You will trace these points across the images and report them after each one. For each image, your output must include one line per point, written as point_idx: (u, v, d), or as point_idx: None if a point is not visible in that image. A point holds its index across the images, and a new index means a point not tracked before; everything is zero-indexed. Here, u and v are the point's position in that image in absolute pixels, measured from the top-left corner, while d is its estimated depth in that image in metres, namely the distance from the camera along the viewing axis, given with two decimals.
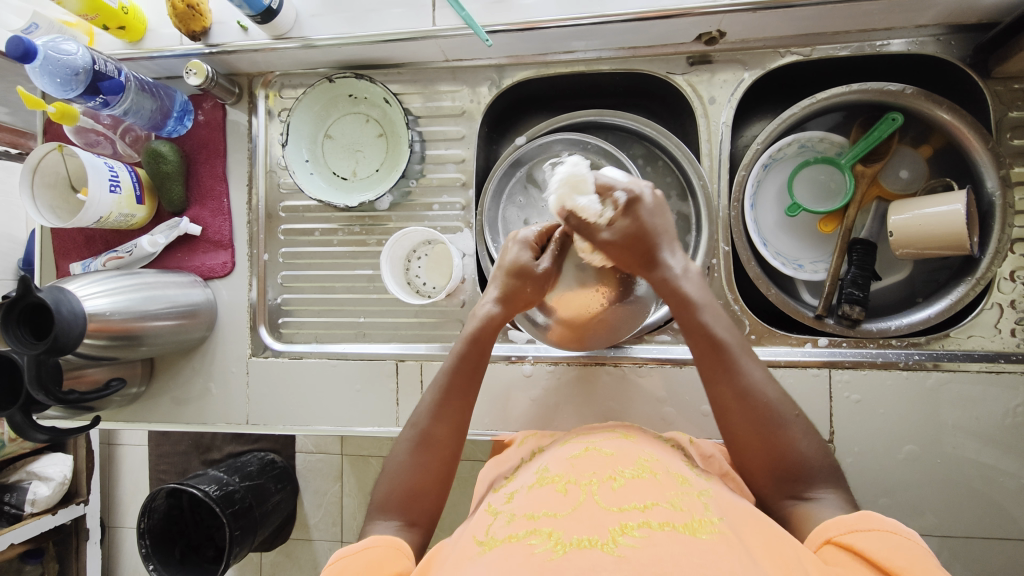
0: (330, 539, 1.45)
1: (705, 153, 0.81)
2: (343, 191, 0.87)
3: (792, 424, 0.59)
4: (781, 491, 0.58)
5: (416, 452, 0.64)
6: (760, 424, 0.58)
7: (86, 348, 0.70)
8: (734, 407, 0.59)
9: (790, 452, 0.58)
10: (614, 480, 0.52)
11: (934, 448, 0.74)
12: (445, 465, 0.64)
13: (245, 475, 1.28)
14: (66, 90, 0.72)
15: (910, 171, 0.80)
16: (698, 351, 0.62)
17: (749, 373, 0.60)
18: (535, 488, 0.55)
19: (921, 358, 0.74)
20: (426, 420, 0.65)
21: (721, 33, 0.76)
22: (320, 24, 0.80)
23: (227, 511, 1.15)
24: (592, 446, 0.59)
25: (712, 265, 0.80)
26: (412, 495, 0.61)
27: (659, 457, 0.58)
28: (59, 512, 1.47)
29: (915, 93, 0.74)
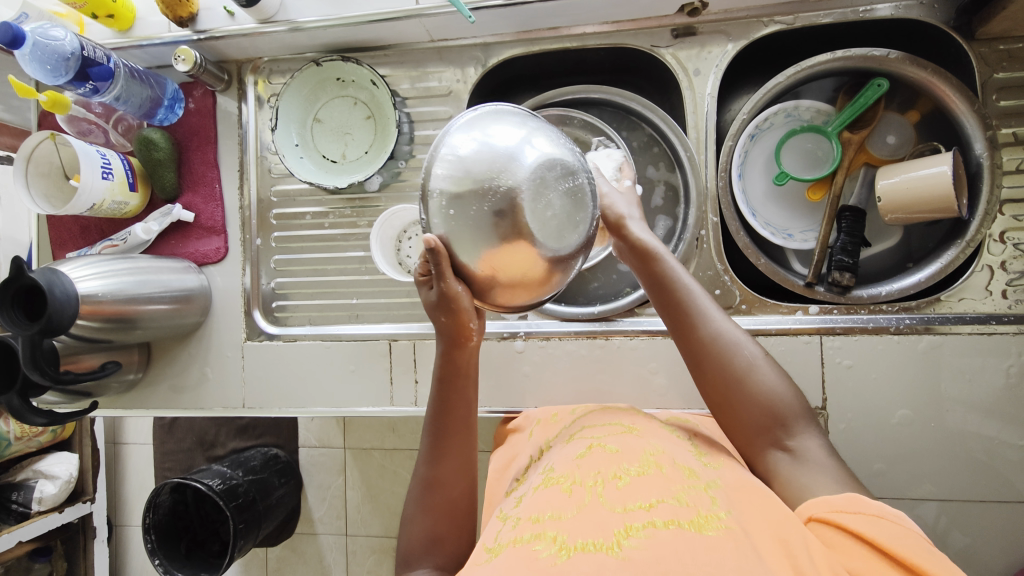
0: (335, 532, 1.46)
1: (691, 125, 0.81)
2: (333, 174, 0.88)
3: (756, 367, 0.59)
4: (764, 441, 0.57)
5: (424, 498, 0.63)
6: (723, 369, 0.59)
7: (81, 330, 0.71)
8: (706, 354, 0.60)
9: (758, 398, 0.58)
10: (619, 477, 0.53)
11: (927, 411, 0.74)
12: (457, 499, 0.63)
13: (249, 470, 1.28)
14: (56, 76, 0.73)
15: (896, 137, 0.80)
16: (664, 304, 0.63)
17: (711, 322, 0.61)
18: (541, 490, 0.55)
19: (913, 322, 0.74)
20: (425, 466, 0.64)
21: (703, 3, 0.76)
22: (305, 7, 0.81)
23: (231, 504, 1.15)
24: (597, 443, 0.59)
25: (701, 237, 0.81)
26: (434, 538, 0.61)
27: (664, 449, 0.57)
28: (65, 510, 1.48)
29: (899, 58, 0.74)
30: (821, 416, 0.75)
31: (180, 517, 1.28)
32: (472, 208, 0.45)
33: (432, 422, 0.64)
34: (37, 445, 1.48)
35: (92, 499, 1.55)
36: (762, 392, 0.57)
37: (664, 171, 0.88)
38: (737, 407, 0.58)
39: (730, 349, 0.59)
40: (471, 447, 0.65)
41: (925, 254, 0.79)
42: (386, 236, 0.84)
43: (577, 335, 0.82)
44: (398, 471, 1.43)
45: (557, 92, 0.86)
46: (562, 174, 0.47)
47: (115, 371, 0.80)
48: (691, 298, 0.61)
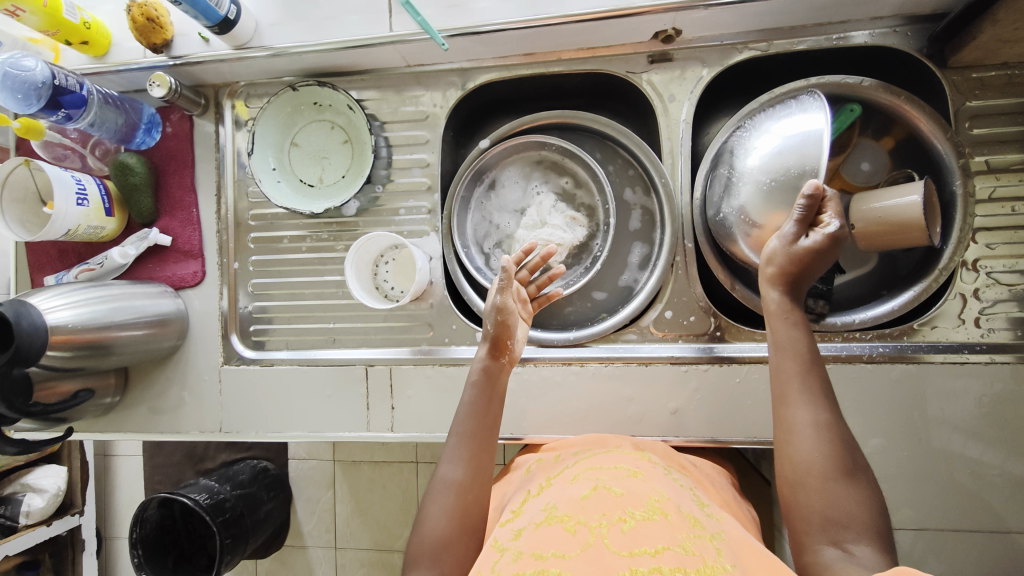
0: (325, 545, 1.46)
1: (666, 150, 0.81)
2: (310, 198, 0.88)
3: (843, 470, 0.55)
4: (815, 536, 0.54)
5: (438, 498, 0.63)
6: (810, 457, 0.56)
7: (52, 361, 0.71)
8: (795, 438, 0.58)
9: (831, 497, 0.54)
10: (624, 522, 0.53)
11: (902, 441, 0.73)
12: (470, 504, 0.63)
13: (237, 483, 1.28)
14: (27, 105, 0.72)
15: (871, 163, 0.80)
16: (775, 374, 0.62)
17: (813, 408, 0.58)
18: (542, 527, 0.55)
19: (885, 351, 0.74)
20: (446, 465, 0.65)
21: (676, 31, 0.76)
22: (280, 33, 0.81)
23: (218, 519, 1.15)
24: (601, 484, 0.60)
25: (675, 262, 0.80)
26: (444, 544, 0.59)
27: (669, 495, 0.58)
28: (53, 523, 1.49)
29: (874, 86, 0.74)
30: None
31: (169, 531, 1.28)
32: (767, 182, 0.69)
33: (463, 418, 0.68)
34: (25, 458, 1.48)
35: (81, 512, 1.55)
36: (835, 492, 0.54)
37: (641, 195, 0.87)
38: (809, 498, 0.55)
39: (823, 441, 0.56)
40: (487, 455, 0.67)
41: (899, 282, 0.79)
42: (362, 260, 0.84)
43: (552, 361, 0.81)
44: (387, 484, 1.43)
45: (534, 116, 0.85)
46: (800, 165, 0.66)
47: (87, 400, 0.79)
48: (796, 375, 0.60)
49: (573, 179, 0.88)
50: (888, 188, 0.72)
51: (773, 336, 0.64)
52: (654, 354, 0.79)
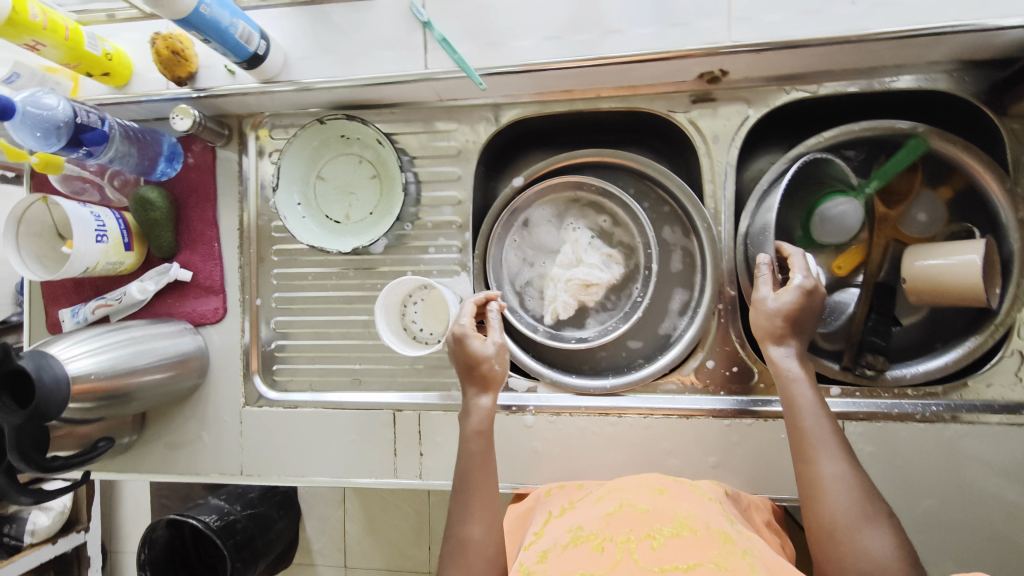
0: (334, 565, 1.39)
1: (709, 194, 0.78)
2: (336, 235, 0.85)
3: (869, 523, 0.53)
4: None
5: (458, 560, 0.59)
6: (835, 512, 0.55)
7: (71, 412, 0.68)
8: (817, 497, 0.56)
9: (861, 553, 0.52)
10: (653, 539, 0.52)
11: (954, 504, 0.71)
12: (495, 556, 0.60)
13: (247, 503, 1.25)
14: (49, 143, 0.68)
15: (928, 215, 0.77)
16: (792, 428, 0.61)
17: (833, 460, 0.57)
18: (569, 548, 0.55)
19: (938, 410, 0.72)
20: (459, 524, 0.62)
21: (723, 72, 0.73)
22: (310, 66, 0.77)
23: (228, 543, 1.12)
24: (627, 502, 0.60)
25: (718, 311, 0.78)
26: None
27: (696, 513, 0.57)
28: (58, 542, 1.43)
29: (926, 131, 0.71)
30: None
31: (177, 552, 1.20)
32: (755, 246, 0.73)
33: (467, 460, 0.65)
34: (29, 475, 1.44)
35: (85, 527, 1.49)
36: (863, 546, 0.52)
37: (680, 235, 0.84)
38: (837, 553, 0.54)
39: (848, 496, 0.55)
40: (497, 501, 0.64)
41: (953, 335, 0.76)
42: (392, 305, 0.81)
43: (588, 411, 0.79)
44: (399, 504, 1.36)
45: (570, 155, 0.82)
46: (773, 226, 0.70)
47: (107, 449, 0.74)
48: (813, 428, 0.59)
49: (610, 219, 0.85)
50: (944, 245, 0.69)
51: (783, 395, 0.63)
52: (695, 406, 0.76)
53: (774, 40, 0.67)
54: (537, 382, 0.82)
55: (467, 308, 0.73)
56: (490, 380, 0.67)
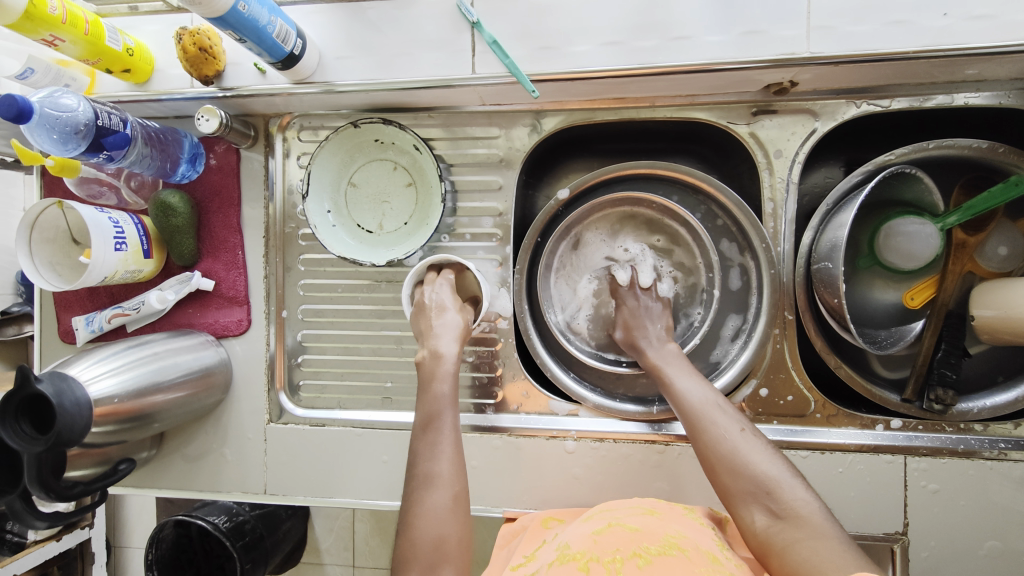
0: (343, 565, 1.29)
1: (769, 212, 0.74)
2: (368, 246, 0.80)
3: (740, 443, 0.59)
4: (751, 509, 0.55)
5: (425, 494, 0.58)
6: (711, 448, 0.59)
7: (93, 437, 0.64)
8: (700, 437, 0.61)
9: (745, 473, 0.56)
10: (640, 557, 0.51)
11: (1018, 545, 0.68)
12: (460, 493, 0.60)
13: (257, 503, 1.16)
14: (66, 146, 0.63)
15: (1009, 248, 0.71)
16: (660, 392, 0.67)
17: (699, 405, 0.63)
18: (555, 566, 0.54)
19: (1005, 447, 0.68)
20: (423, 462, 0.61)
21: (792, 83, 0.69)
22: (346, 67, 0.72)
23: (237, 544, 1.03)
24: (617, 521, 0.60)
25: (775, 337, 0.73)
26: (436, 542, 0.55)
27: (686, 534, 0.57)
28: (63, 538, 1.30)
29: (1006, 152, 0.66)
30: (901, 541, 0.69)
31: (185, 551, 1.12)
32: (823, 263, 0.69)
33: (433, 401, 0.64)
34: None
35: (90, 523, 1.37)
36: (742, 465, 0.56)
37: (737, 251, 0.79)
38: (724, 480, 0.58)
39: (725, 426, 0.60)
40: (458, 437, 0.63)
41: (1019, 369, 0.72)
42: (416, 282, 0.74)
43: (633, 438, 0.76)
44: None
45: (620, 167, 0.77)
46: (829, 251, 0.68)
47: (129, 472, 0.69)
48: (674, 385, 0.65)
49: (665, 237, 0.82)
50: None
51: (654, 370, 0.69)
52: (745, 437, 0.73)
53: (854, 53, 0.62)
54: (578, 405, 0.79)
55: (442, 286, 0.71)
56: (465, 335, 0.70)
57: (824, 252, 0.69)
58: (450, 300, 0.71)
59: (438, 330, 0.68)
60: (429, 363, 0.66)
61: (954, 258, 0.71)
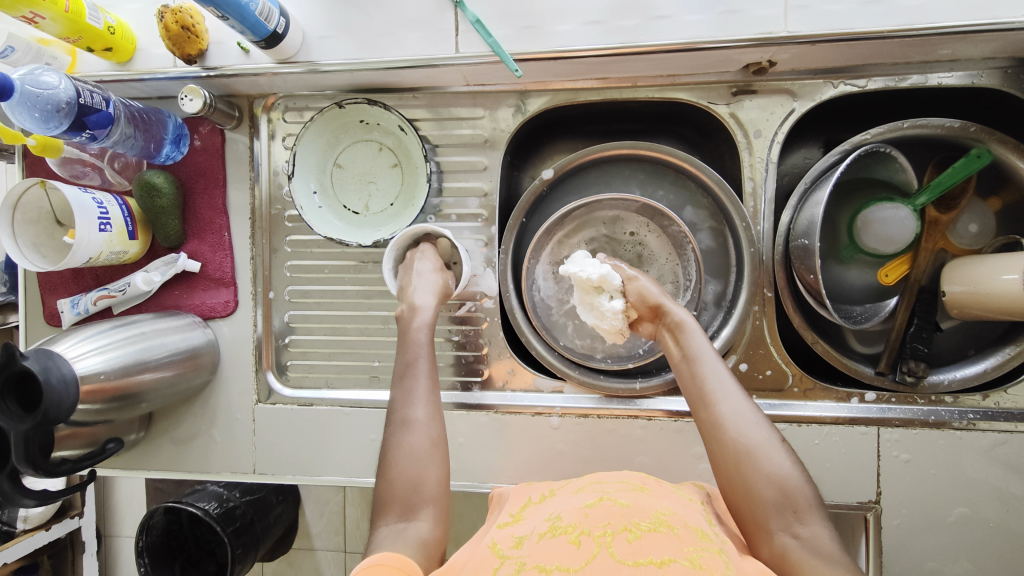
0: (334, 550, 1.30)
1: (749, 191, 0.75)
2: (355, 226, 0.81)
3: (766, 449, 0.57)
4: (770, 522, 0.55)
5: (402, 438, 0.61)
6: (735, 449, 0.58)
7: (80, 415, 0.64)
8: (724, 436, 0.59)
9: (771, 480, 0.56)
10: (629, 532, 0.52)
11: (985, 512, 0.70)
12: (438, 437, 0.63)
13: (246, 490, 1.16)
14: (49, 126, 0.63)
15: (978, 225, 0.74)
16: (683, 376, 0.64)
17: (731, 401, 0.60)
18: (546, 538, 0.54)
19: (974, 418, 0.71)
20: (402, 407, 0.63)
21: (771, 63, 0.70)
22: (329, 46, 0.72)
23: (228, 529, 1.03)
24: (608, 496, 0.60)
25: (754, 313, 0.75)
26: (411, 487, 0.59)
27: (675, 511, 0.58)
28: (53, 527, 1.29)
29: (978, 131, 0.67)
30: (874, 509, 0.72)
31: (175, 538, 1.12)
32: (801, 239, 0.70)
33: (411, 348, 0.66)
34: None
35: (81, 512, 1.36)
36: (772, 472, 0.56)
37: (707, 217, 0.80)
38: (743, 487, 0.57)
39: (753, 427, 0.59)
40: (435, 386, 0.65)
41: (989, 342, 0.74)
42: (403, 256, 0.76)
43: (616, 414, 0.77)
44: None
45: (603, 147, 0.77)
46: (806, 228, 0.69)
47: (117, 451, 0.70)
48: (712, 374, 0.61)
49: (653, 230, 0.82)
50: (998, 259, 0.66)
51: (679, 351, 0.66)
52: None
53: (830, 32, 0.64)
54: (563, 382, 0.80)
55: (427, 251, 0.74)
56: (443, 294, 0.71)
57: (801, 224, 0.71)
58: (430, 262, 0.73)
59: (415, 287, 0.70)
60: (408, 313, 0.68)
61: (928, 235, 0.73)
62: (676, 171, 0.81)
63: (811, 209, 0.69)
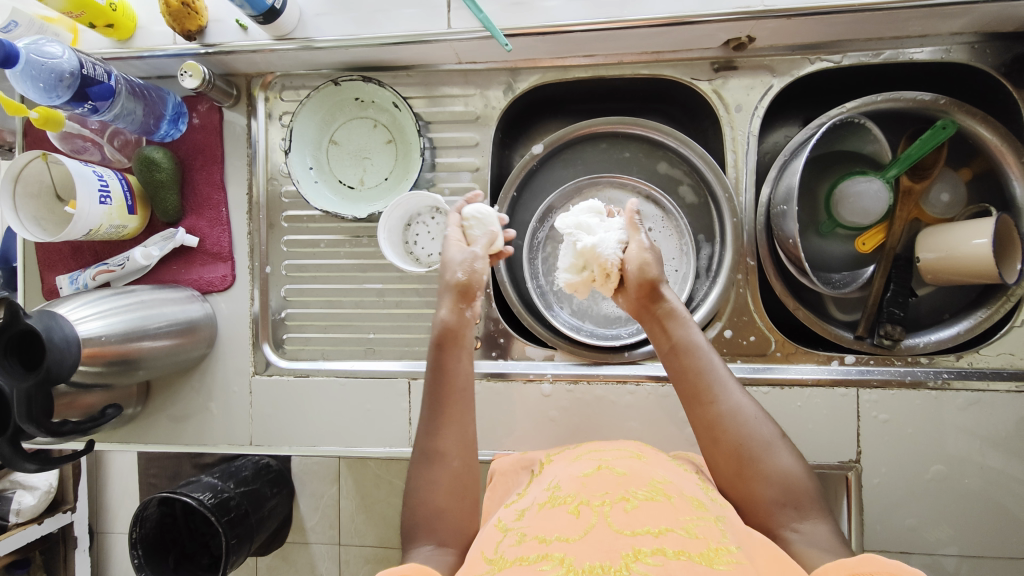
0: (329, 543, 1.28)
1: (731, 163, 0.78)
2: (350, 201, 0.83)
3: (767, 445, 0.58)
4: (773, 519, 0.55)
5: (426, 471, 0.61)
6: (735, 447, 0.58)
7: (81, 376, 0.65)
8: (722, 433, 0.59)
9: (774, 474, 0.57)
10: (627, 501, 0.52)
11: (960, 468, 0.73)
12: (464, 470, 0.61)
13: (240, 481, 1.11)
14: (51, 96, 0.66)
15: (951, 195, 0.77)
16: (677, 372, 0.63)
17: (729, 396, 0.60)
18: (545, 508, 0.54)
19: (948, 377, 0.73)
20: (425, 438, 0.62)
21: (750, 39, 0.73)
22: (325, 23, 0.75)
23: (222, 520, 1.00)
24: (605, 465, 0.60)
25: (738, 281, 0.77)
26: (434, 515, 0.59)
27: (671, 479, 0.58)
28: (45, 521, 1.27)
29: (947, 103, 0.71)
30: (855, 469, 0.74)
31: (168, 530, 1.10)
32: (782, 205, 0.73)
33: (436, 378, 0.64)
34: None
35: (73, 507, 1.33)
36: (775, 469, 0.56)
37: (694, 192, 0.85)
38: (747, 485, 0.57)
39: (752, 423, 0.59)
40: (469, 416, 0.63)
41: (962, 306, 0.77)
42: (395, 221, 0.79)
43: (606, 380, 0.79)
44: (394, 480, 1.26)
45: (590, 123, 0.81)
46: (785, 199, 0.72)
47: (117, 416, 0.71)
48: (708, 370, 0.61)
49: (661, 220, 0.82)
50: (972, 225, 0.69)
51: (670, 346, 0.65)
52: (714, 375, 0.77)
53: (804, 7, 0.67)
54: (554, 350, 0.83)
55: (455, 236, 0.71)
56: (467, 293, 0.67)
57: (781, 188, 0.73)
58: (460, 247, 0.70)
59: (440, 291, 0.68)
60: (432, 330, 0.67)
61: (902, 204, 0.75)
62: (665, 145, 0.84)
63: (790, 178, 0.72)
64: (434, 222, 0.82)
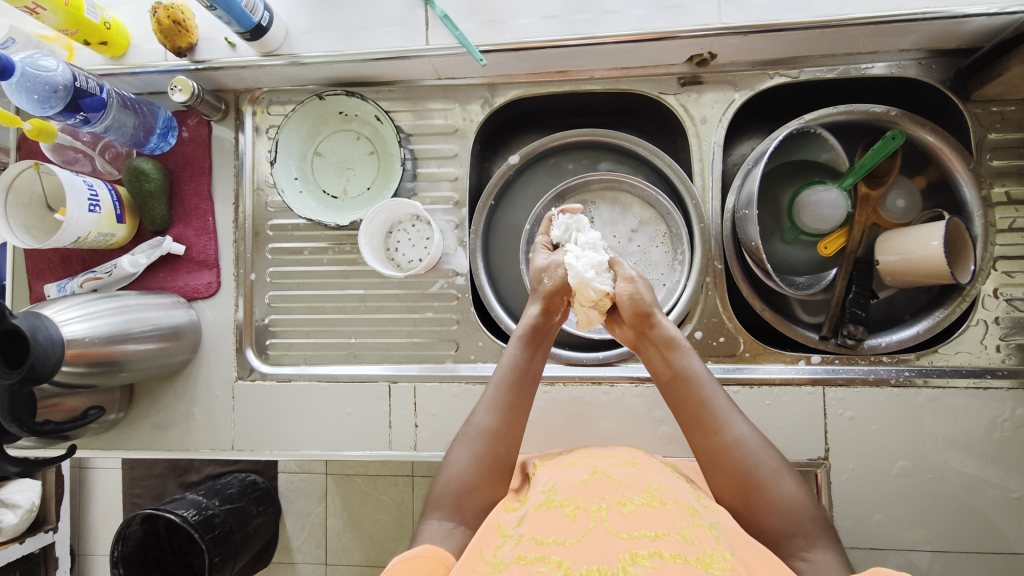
0: (315, 562, 1.27)
1: (698, 172, 0.82)
2: (333, 210, 0.86)
3: (772, 475, 0.59)
4: (783, 548, 0.56)
5: (469, 447, 0.64)
6: (742, 476, 0.60)
7: (64, 376, 0.67)
8: (728, 463, 0.60)
9: (779, 502, 0.58)
10: (623, 505, 0.54)
11: (924, 463, 0.75)
12: (503, 457, 0.64)
13: (225, 498, 1.11)
14: (44, 107, 0.69)
15: (906, 201, 0.80)
16: (682, 403, 0.64)
17: (734, 426, 0.62)
18: (541, 510, 0.55)
19: (910, 375, 0.76)
20: (482, 415, 0.65)
21: (712, 55, 0.77)
22: (310, 41, 0.79)
23: (206, 537, 0.99)
24: (600, 471, 0.61)
25: (706, 283, 0.80)
26: (465, 492, 0.61)
27: (667, 486, 0.59)
28: (26, 541, 1.23)
29: (897, 115, 0.75)
30: (823, 466, 0.76)
31: (151, 549, 1.08)
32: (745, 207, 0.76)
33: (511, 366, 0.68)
34: None
35: (55, 527, 1.31)
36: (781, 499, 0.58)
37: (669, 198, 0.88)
38: (755, 514, 0.59)
39: (757, 454, 0.60)
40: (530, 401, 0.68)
41: (920, 307, 0.81)
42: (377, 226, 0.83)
43: (582, 381, 0.82)
44: (381, 497, 1.25)
45: (563, 135, 0.85)
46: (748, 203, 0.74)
47: (98, 417, 0.73)
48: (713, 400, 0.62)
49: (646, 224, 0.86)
50: (927, 229, 0.72)
51: (669, 373, 0.66)
52: None
53: (759, 24, 0.71)
54: None
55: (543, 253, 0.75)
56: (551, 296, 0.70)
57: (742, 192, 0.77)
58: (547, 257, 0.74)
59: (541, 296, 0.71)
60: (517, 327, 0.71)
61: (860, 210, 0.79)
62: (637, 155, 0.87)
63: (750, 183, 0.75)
64: (415, 229, 0.86)
